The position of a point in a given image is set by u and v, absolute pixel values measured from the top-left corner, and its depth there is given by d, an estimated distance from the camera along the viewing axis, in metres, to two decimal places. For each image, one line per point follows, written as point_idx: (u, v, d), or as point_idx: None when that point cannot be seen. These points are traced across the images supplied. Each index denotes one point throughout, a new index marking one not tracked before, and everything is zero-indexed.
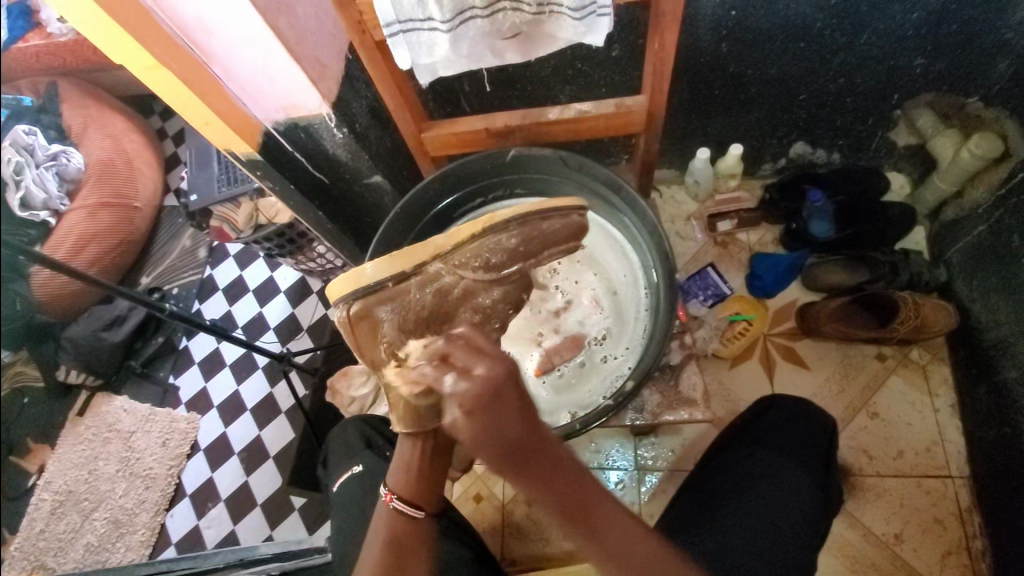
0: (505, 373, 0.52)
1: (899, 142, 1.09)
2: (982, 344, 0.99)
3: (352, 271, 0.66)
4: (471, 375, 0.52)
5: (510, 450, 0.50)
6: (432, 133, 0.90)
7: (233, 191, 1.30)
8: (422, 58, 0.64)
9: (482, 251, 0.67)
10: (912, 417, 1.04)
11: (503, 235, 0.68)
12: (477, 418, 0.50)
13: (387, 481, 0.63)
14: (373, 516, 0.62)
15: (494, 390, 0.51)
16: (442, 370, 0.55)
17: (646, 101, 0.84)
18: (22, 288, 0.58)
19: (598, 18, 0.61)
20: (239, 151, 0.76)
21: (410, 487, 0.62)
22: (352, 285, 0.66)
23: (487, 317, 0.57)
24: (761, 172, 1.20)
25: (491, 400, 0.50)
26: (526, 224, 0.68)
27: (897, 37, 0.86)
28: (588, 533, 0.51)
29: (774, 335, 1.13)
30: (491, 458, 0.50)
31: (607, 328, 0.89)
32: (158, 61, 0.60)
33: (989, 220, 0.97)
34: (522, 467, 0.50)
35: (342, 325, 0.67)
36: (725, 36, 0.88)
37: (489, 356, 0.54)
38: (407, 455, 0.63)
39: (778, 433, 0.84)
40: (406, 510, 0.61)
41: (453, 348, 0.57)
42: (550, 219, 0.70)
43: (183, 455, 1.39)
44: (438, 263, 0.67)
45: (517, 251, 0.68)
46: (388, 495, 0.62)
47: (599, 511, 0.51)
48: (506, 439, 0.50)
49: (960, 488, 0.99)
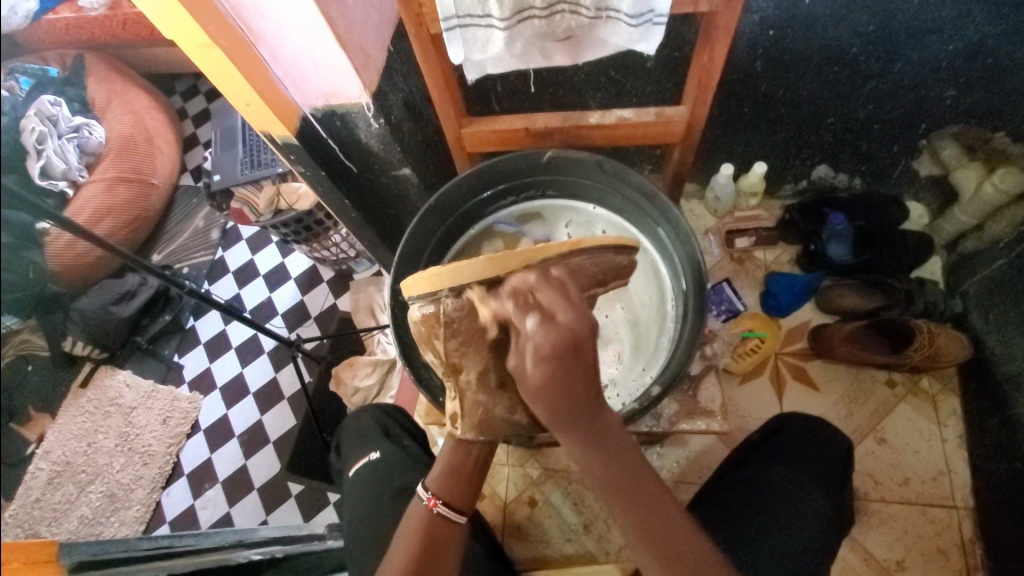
0: (590, 327, 0.54)
1: (921, 171, 1.09)
2: (995, 377, 0.99)
3: (435, 270, 0.60)
4: (555, 321, 0.53)
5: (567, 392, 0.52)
6: (471, 129, 0.91)
7: (256, 174, 1.27)
8: (475, 53, 0.65)
9: (575, 272, 0.62)
10: (919, 444, 1.04)
11: (587, 258, 0.63)
12: (550, 364, 0.52)
13: (427, 484, 0.61)
14: (409, 516, 0.61)
15: (574, 338, 0.53)
16: (524, 312, 0.55)
17: (687, 112, 0.85)
18: (35, 256, 0.58)
19: (653, 26, 0.61)
20: (276, 133, 0.77)
21: (455, 492, 0.61)
22: (432, 285, 0.60)
23: (555, 291, 0.56)
24: (782, 192, 1.21)
25: (569, 350, 0.52)
26: (603, 257, 0.65)
27: (930, 68, 0.87)
28: (623, 501, 0.54)
29: (785, 354, 1.13)
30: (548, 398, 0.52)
31: (626, 346, 0.87)
32: (211, 38, 0.60)
33: (1009, 255, 0.98)
34: (576, 419, 0.53)
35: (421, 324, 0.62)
36: (761, 54, 0.88)
37: (579, 306, 0.55)
38: (454, 460, 0.62)
39: (797, 448, 0.84)
40: (451, 515, 0.60)
41: (538, 287, 0.56)
42: (624, 253, 0.68)
43: (183, 434, 1.42)
44: (528, 276, 0.59)
45: (596, 277, 0.64)
46: (431, 499, 0.60)
47: (637, 478, 0.54)
48: (572, 370, 0.52)
49: (964, 518, 0.99)
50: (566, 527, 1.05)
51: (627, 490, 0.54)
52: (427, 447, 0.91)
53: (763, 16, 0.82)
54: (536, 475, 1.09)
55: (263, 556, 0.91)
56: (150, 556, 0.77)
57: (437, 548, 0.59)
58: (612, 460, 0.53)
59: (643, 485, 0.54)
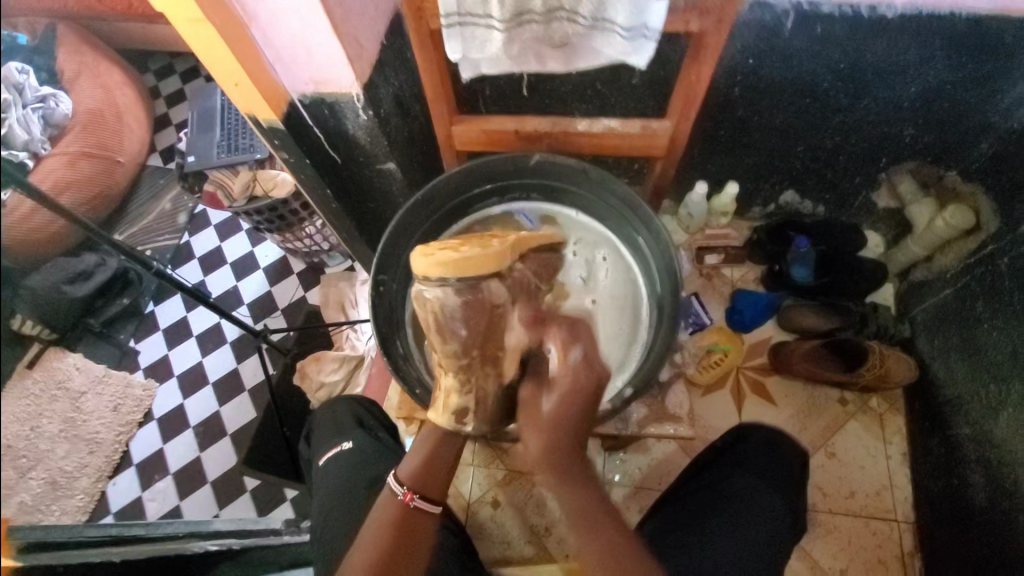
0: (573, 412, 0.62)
1: (879, 203, 1.16)
2: (937, 399, 1.05)
3: (448, 255, 0.63)
4: (585, 363, 0.64)
5: (570, 469, 0.60)
6: (461, 126, 0.92)
7: (233, 158, 1.24)
8: (473, 52, 0.66)
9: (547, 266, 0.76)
10: (866, 460, 1.10)
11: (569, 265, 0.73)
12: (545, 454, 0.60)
13: (402, 482, 0.64)
14: (387, 509, 0.62)
15: (595, 392, 0.63)
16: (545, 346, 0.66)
17: (670, 127, 0.88)
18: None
19: (645, 41, 0.64)
20: (261, 116, 0.76)
21: (432, 487, 0.64)
22: (443, 268, 0.63)
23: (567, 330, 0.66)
24: (751, 213, 1.27)
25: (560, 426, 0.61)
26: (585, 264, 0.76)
27: (893, 105, 0.93)
28: (592, 541, 0.58)
29: (747, 368, 1.18)
30: (555, 472, 0.60)
31: None
32: (203, 13, 0.60)
33: (955, 286, 1.05)
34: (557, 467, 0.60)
35: (423, 305, 0.63)
36: (739, 81, 0.93)
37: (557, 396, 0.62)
38: (435, 455, 0.65)
39: (758, 461, 0.87)
40: (427, 507, 0.63)
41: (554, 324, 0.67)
42: None
43: (136, 423, 1.33)
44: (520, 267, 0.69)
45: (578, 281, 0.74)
46: (407, 495, 0.63)
47: (601, 519, 0.59)
48: (572, 437, 0.61)
49: (904, 532, 1.05)
50: (528, 528, 1.06)
51: (592, 522, 0.58)
52: (398, 440, 0.91)
53: (744, 44, 0.86)
54: (501, 477, 1.10)
55: (221, 546, 0.90)
56: (105, 539, 0.76)
57: (411, 541, 0.61)
58: (587, 512, 0.59)
59: (604, 526, 0.59)
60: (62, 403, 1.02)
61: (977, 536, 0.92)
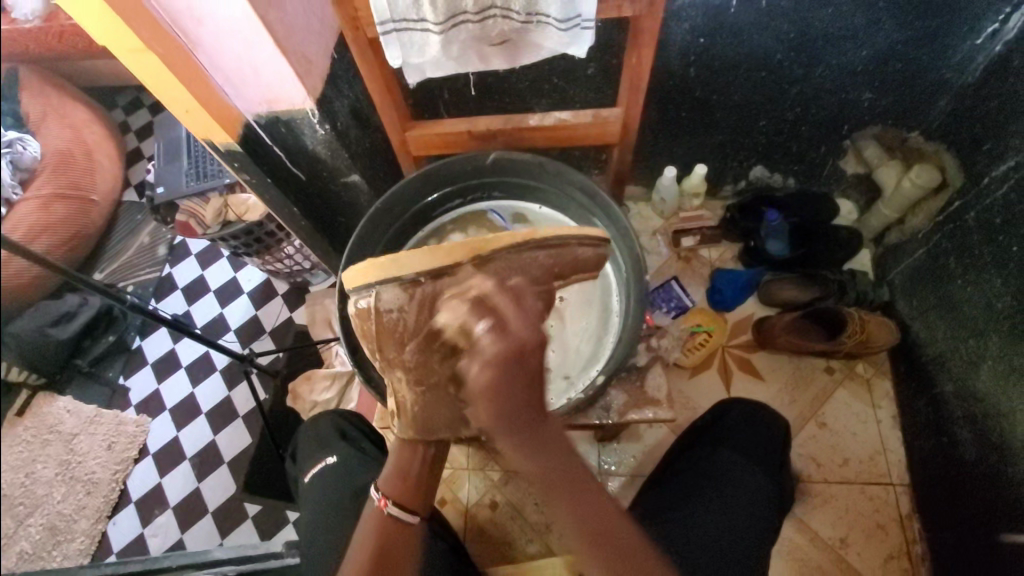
0: (531, 337, 0.58)
1: (847, 170, 1.16)
2: (920, 359, 1.06)
3: (371, 260, 0.65)
4: (504, 331, 0.58)
5: (514, 402, 0.55)
6: (415, 132, 0.93)
7: (201, 186, 1.24)
8: (413, 57, 0.68)
9: (520, 266, 0.65)
10: (857, 427, 1.10)
11: (537, 251, 0.67)
12: (493, 374, 0.56)
13: (379, 487, 0.66)
14: (364, 517, 0.66)
15: (520, 351, 0.57)
16: (480, 313, 0.59)
17: (622, 113, 0.89)
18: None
19: (582, 30, 0.66)
20: (218, 140, 0.76)
21: (405, 495, 0.65)
22: (371, 274, 0.64)
23: (507, 299, 0.61)
24: (722, 192, 1.27)
25: (513, 358, 0.56)
26: (561, 248, 0.69)
27: (847, 72, 0.94)
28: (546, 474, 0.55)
29: (732, 346, 1.18)
30: (491, 396, 0.55)
31: (556, 357, 0.89)
32: (144, 43, 0.60)
33: (927, 245, 1.06)
34: (501, 403, 0.55)
35: (359, 314, 0.66)
36: (694, 61, 0.93)
37: (522, 317, 0.59)
38: (403, 462, 0.66)
39: (742, 434, 0.88)
40: (402, 516, 0.65)
41: (494, 296, 0.61)
42: (581, 245, 0.71)
43: (130, 460, 1.02)
44: (473, 268, 0.64)
45: (551, 270, 0.68)
46: (382, 500, 0.65)
47: (556, 455, 0.56)
48: (517, 413, 0.55)
49: (900, 494, 1.05)
50: (528, 526, 1.06)
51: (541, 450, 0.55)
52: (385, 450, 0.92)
53: (692, 25, 0.87)
54: (497, 478, 1.09)
55: None
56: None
57: (398, 549, 0.64)
58: (539, 445, 0.55)
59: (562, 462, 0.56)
60: (56, 448, 0.71)
61: (968, 491, 0.93)
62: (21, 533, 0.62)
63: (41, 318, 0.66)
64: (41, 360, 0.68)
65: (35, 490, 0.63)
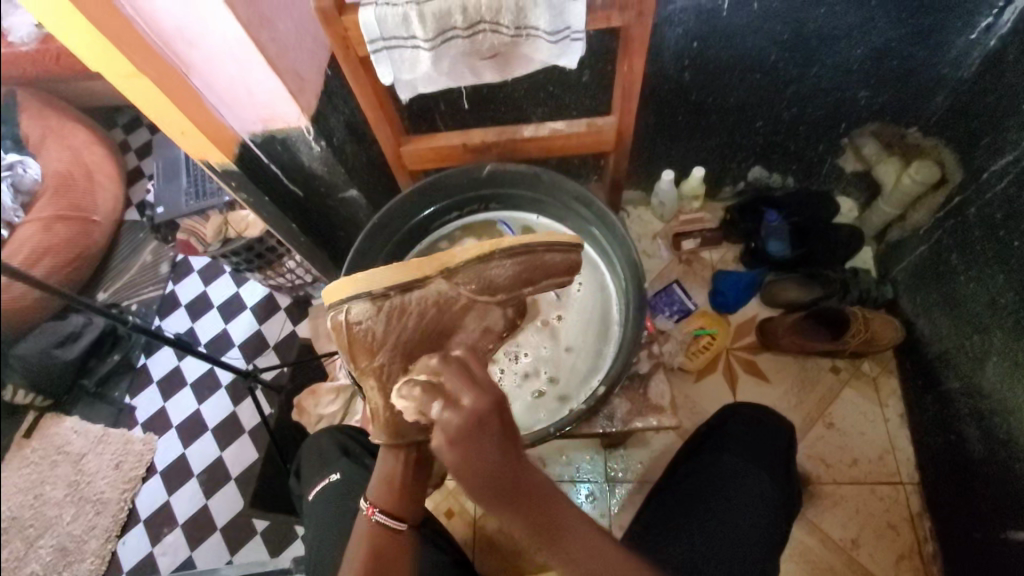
0: (490, 402, 0.55)
1: (847, 168, 1.15)
2: (926, 356, 1.05)
3: (349, 276, 0.67)
4: (458, 405, 0.55)
5: (491, 470, 0.52)
6: (410, 147, 0.93)
7: (201, 205, 1.26)
8: (404, 73, 0.69)
9: (486, 276, 0.69)
10: (864, 426, 1.09)
11: (505, 261, 0.70)
12: (460, 444, 0.53)
13: (367, 496, 0.66)
14: (354, 532, 0.64)
15: (478, 418, 0.53)
16: (431, 397, 0.57)
17: (616, 121, 0.89)
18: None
19: (572, 42, 0.67)
20: (213, 160, 0.77)
21: (391, 500, 0.65)
22: (348, 290, 0.66)
23: (458, 375, 0.58)
24: (721, 194, 1.27)
25: (474, 427, 0.53)
26: (530, 255, 0.71)
27: (843, 71, 0.94)
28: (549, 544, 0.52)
29: (736, 349, 1.17)
30: (464, 460, 0.52)
31: (556, 366, 0.90)
32: (137, 70, 0.60)
33: (929, 241, 1.05)
34: (472, 468, 0.52)
35: (337, 330, 0.67)
36: (688, 65, 0.93)
37: (475, 386, 0.56)
38: (386, 470, 0.67)
39: (743, 438, 0.87)
40: (389, 522, 0.64)
41: (444, 371, 0.59)
42: (552, 252, 0.73)
43: (137, 478, 1.00)
44: (441, 280, 0.68)
45: (519, 278, 0.70)
46: (370, 509, 0.65)
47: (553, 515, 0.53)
48: (496, 480, 0.52)
49: (911, 493, 1.04)
50: None
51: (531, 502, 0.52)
52: None
53: (685, 29, 0.86)
54: None
55: None
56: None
57: (389, 561, 0.61)
58: (534, 514, 0.52)
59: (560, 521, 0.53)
60: (64, 467, 0.72)
61: (979, 491, 0.92)
62: (31, 557, 0.62)
63: (43, 340, 0.63)
64: (49, 383, 0.67)
65: (45, 513, 0.63)
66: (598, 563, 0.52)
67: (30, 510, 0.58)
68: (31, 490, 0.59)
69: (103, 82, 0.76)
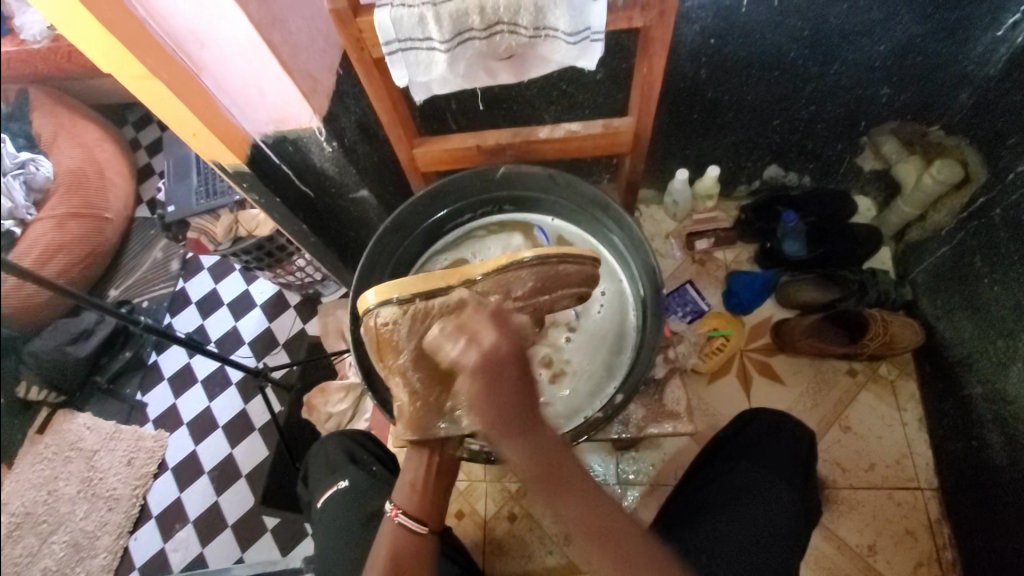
0: (510, 347, 0.56)
1: (865, 167, 1.13)
2: (946, 359, 1.03)
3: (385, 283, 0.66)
4: (479, 342, 0.56)
5: (512, 414, 0.53)
6: (423, 149, 0.91)
7: (211, 204, 1.23)
8: (419, 75, 0.68)
9: (506, 286, 0.68)
10: (882, 430, 1.08)
11: (526, 272, 0.69)
12: (481, 379, 0.54)
13: (392, 497, 0.68)
14: (377, 534, 0.66)
15: (495, 360, 0.55)
16: (454, 335, 0.58)
17: (633, 122, 0.87)
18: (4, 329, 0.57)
19: (592, 42, 0.65)
20: (225, 161, 0.76)
21: (417, 505, 0.67)
22: (382, 293, 0.65)
23: (489, 317, 0.59)
24: (736, 194, 1.25)
25: (494, 369, 0.54)
26: (545, 265, 0.70)
27: (865, 68, 0.91)
28: (552, 499, 0.54)
29: (750, 350, 1.16)
30: (485, 386, 0.54)
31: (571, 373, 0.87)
32: (150, 71, 0.60)
33: (951, 242, 1.03)
34: (490, 407, 0.53)
35: (367, 334, 0.67)
36: (705, 62, 0.91)
37: (501, 327, 0.57)
38: (414, 477, 0.68)
39: (763, 447, 0.86)
40: (412, 525, 0.66)
41: (472, 316, 0.59)
42: (568, 263, 0.72)
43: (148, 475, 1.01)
44: (463, 289, 0.67)
45: (535, 289, 0.69)
46: (394, 510, 0.67)
47: (565, 469, 0.54)
48: (510, 414, 0.53)
49: (929, 499, 1.03)
50: (547, 539, 1.05)
51: (544, 461, 0.54)
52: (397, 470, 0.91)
53: (703, 26, 0.85)
54: (514, 490, 1.08)
55: None
56: None
57: (407, 564, 0.63)
58: (549, 463, 0.54)
59: (567, 476, 0.54)
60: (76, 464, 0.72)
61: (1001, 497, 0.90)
62: (44, 552, 0.62)
63: (57, 337, 0.63)
64: (63, 380, 0.66)
65: (59, 508, 0.63)
66: (597, 519, 0.54)
67: (45, 505, 0.59)
68: (46, 486, 0.59)
69: (111, 81, 0.76)
